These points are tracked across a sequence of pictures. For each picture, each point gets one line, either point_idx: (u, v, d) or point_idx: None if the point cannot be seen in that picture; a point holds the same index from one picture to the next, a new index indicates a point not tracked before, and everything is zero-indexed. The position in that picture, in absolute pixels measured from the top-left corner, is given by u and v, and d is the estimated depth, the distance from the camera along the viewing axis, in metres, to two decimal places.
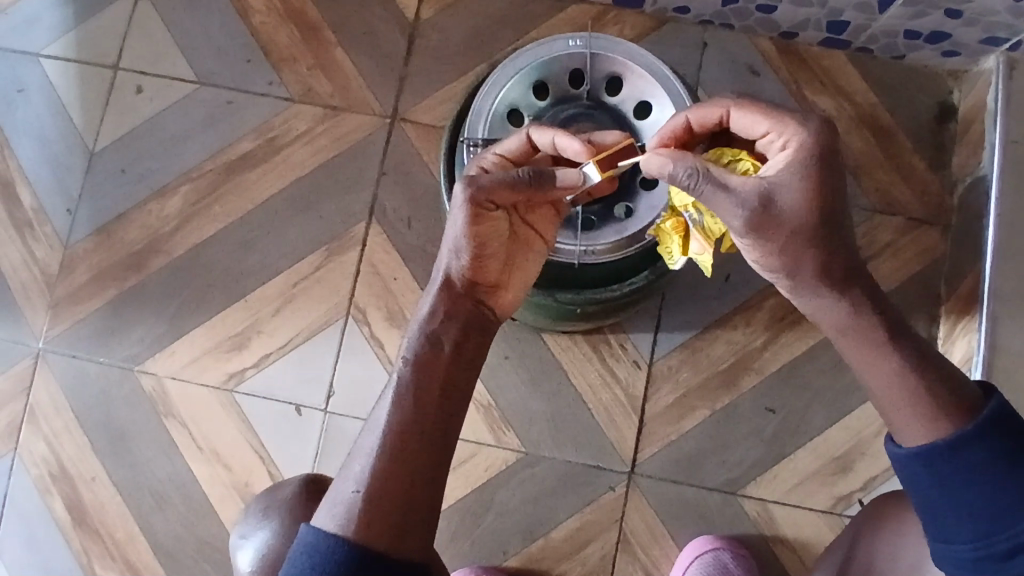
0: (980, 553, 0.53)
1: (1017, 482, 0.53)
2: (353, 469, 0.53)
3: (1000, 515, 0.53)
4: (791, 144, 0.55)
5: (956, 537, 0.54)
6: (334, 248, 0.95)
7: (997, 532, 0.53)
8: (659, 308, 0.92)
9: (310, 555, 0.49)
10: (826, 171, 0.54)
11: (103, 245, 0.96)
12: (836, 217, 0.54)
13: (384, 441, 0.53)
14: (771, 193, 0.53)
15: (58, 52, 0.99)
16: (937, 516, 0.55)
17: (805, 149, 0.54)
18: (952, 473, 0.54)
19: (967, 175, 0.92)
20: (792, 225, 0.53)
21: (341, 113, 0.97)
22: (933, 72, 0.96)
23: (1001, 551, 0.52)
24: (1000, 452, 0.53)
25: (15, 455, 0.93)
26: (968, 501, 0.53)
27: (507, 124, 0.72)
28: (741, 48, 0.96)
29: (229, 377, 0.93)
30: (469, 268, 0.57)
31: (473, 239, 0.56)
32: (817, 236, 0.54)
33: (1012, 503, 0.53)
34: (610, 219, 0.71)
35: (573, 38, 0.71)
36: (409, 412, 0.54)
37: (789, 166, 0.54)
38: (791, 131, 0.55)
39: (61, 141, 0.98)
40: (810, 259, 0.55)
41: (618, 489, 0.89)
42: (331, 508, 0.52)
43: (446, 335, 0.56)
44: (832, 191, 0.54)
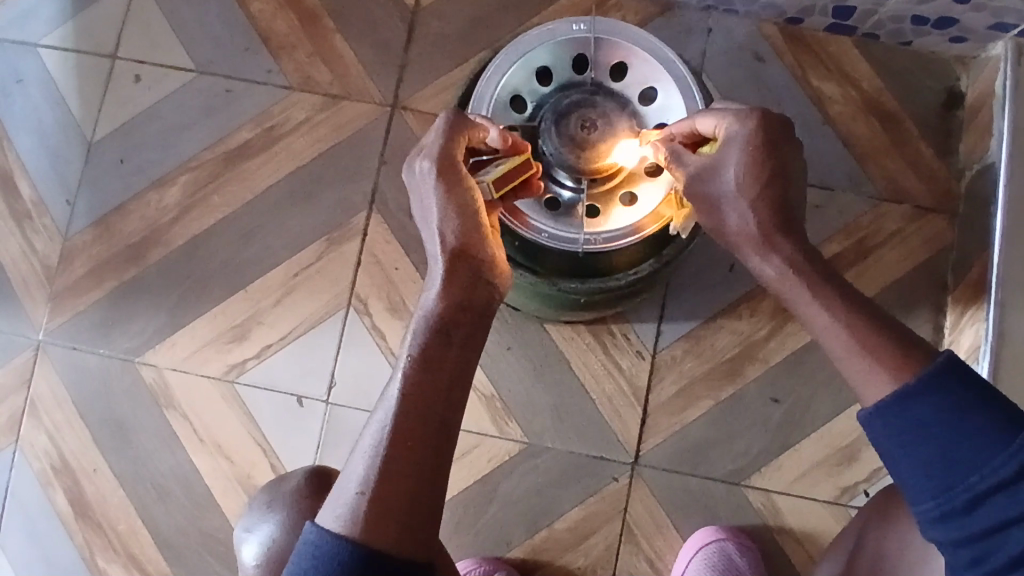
0: (944, 510, 0.51)
1: (967, 430, 0.51)
2: (355, 468, 0.52)
3: (956, 467, 0.51)
4: (727, 130, 0.61)
5: (918, 497, 0.53)
6: (334, 239, 0.94)
7: (955, 486, 0.51)
8: (663, 296, 0.91)
9: (313, 554, 0.48)
10: (759, 144, 0.60)
11: (103, 236, 0.95)
12: (781, 190, 0.61)
13: (386, 440, 0.52)
14: (711, 168, 0.62)
15: (54, 41, 0.98)
16: (900, 476, 0.54)
17: (743, 127, 0.60)
18: (903, 430, 0.53)
19: (974, 162, 0.91)
20: (727, 189, 0.61)
21: (341, 101, 0.95)
22: (940, 57, 0.94)
23: (963, 504, 0.51)
24: (948, 403, 0.52)
25: (16, 447, 0.92)
26: (923, 457, 0.52)
27: (510, 110, 0.71)
28: (745, 34, 0.95)
29: (229, 368, 0.93)
30: (465, 242, 0.57)
31: (459, 209, 0.57)
32: (762, 207, 0.61)
33: (970, 453, 0.51)
34: (615, 206, 0.70)
35: (576, 22, 0.70)
36: (412, 410, 0.53)
37: (727, 144, 0.61)
38: (730, 118, 0.61)
39: (60, 132, 0.97)
40: (761, 230, 0.61)
41: (622, 479, 0.89)
42: (335, 508, 0.51)
43: (453, 318, 0.56)
44: (771, 169, 0.60)
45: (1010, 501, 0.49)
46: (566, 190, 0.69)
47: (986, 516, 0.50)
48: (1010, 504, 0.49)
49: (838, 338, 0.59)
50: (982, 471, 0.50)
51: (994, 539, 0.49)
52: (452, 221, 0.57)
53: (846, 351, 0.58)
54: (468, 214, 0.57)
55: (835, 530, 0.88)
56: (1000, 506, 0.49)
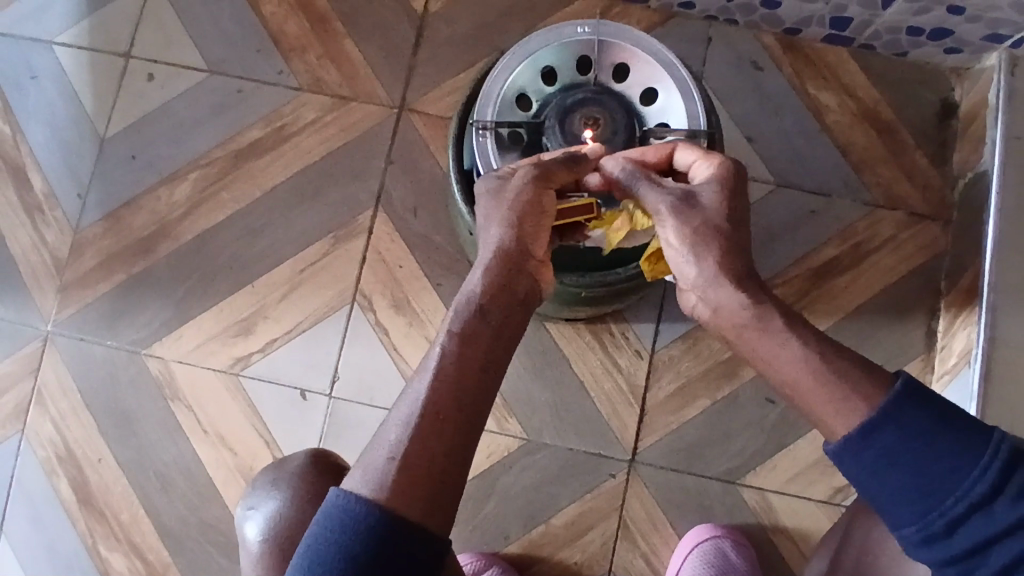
0: (927, 533, 0.51)
1: (939, 455, 0.51)
2: (383, 438, 0.54)
3: (933, 492, 0.51)
4: (703, 163, 0.61)
5: (900, 524, 0.52)
6: (341, 236, 0.96)
7: (933, 513, 0.51)
8: (662, 296, 0.93)
9: (339, 518, 0.50)
10: (735, 186, 0.59)
11: (113, 229, 0.97)
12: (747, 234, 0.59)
13: (418, 413, 0.54)
14: (692, 195, 0.59)
15: (70, 40, 1.00)
16: (877, 504, 0.53)
17: (727, 168, 0.60)
18: (874, 462, 0.52)
19: (968, 171, 0.93)
20: (708, 215, 0.58)
21: (350, 102, 0.98)
22: (935, 69, 0.97)
23: (944, 529, 0.51)
24: (914, 429, 0.52)
25: (22, 435, 0.94)
26: (898, 489, 0.52)
27: (516, 109, 0.71)
28: (745, 43, 0.97)
29: (235, 361, 0.94)
30: (515, 239, 0.60)
31: (520, 210, 0.61)
32: (733, 242, 0.57)
33: (943, 478, 0.51)
34: (616, 201, 0.69)
35: (581, 25, 0.71)
36: (445, 386, 0.55)
37: (710, 179, 0.60)
38: (709, 158, 0.61)
39: (72, 127, 0.99)
40: (729, 263, 0.57)
41: (619, 476, 0.90)
42: (361, 475, 0.53)
43: (493, 305, 0.58)
44: (739, 203, 0.59)
45: (987, 520, 0.50)
46: None
47: (967, 537, 0.50)
48: (986, 524, 0.50)
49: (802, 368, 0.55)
50: (955, 494, 0.51)
51: (978, 557, 0.50)
52: (510, 213, 0.60)
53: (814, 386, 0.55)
54: (528, 211, 0.61)
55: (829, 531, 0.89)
56: (978, 526, 0.50)
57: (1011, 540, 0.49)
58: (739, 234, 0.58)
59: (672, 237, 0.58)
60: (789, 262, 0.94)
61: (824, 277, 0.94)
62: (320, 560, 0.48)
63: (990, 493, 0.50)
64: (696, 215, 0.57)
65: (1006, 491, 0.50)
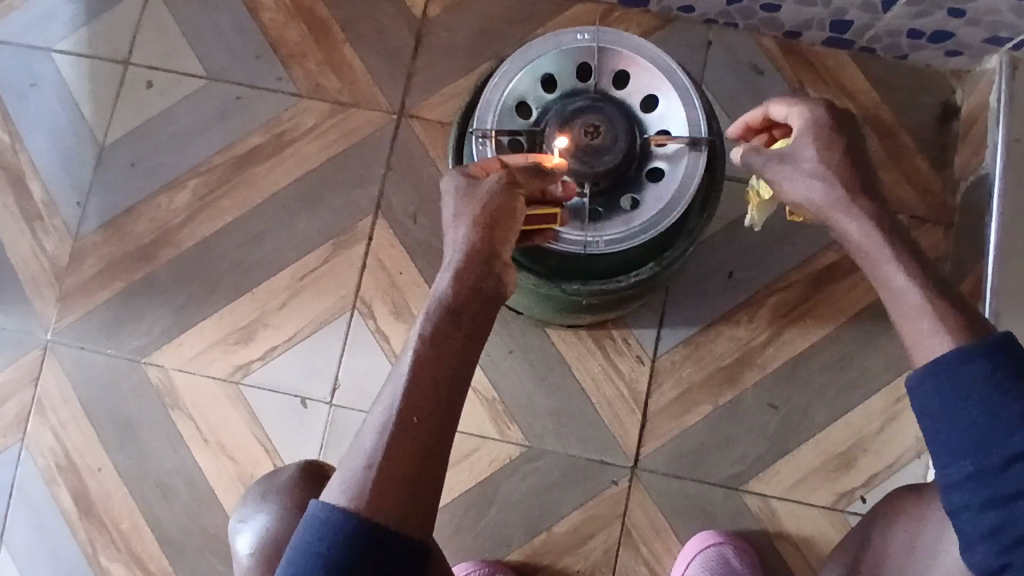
0: (977, 469, 0.51)
1: (1016, 396, 0.51)
2: (358, 447, 0.55)
3: (999, 430, 0.51)
4: (797, 115, 0.63)
5: (952, 457, 0.52)
6: (341, 243, 0.95)
7: (994, 446, 0.51)
8: (664, 301, 0.93)
9: (318, 529, 0.50)
10: (830, 129, 0.62)
11: (113, 237, 0.97)
12: (865, 173, 0.61)
13: (392, 419, 0.54)
14: (793, 155, 0.62)
15: (70, 47, 1.00)
16: (935, 435, 0.53)
17: (812, 117, 0.62)
18: (952, 390, 0.53)
19: (969, 174, 0.93)
20: (811, 168, 0.61)
21: (349, 108, 0.98)
22: (936, 72, 0.96)
23: (997, 466, 0.50)
24: (1002, 369, 0.52)
25: (22, 445, 0.93)
26: (964, 416, 0.52)
27: (515, 117, 0.71)
28: (745, 47, 0.97)
29: (235, 369, 0.94)
30: (480, 240, 0.60)
31: (486, 214, 0.60)
32: (851, 186, 0.60)
33: (1012, 415, 0.50)
34: (616, 211, 0.70)
35: (581, 32, 0.70)
36: (418, 390, 0.55)
37: (804, 133, 0.62)
38: (796, 109, 0.63)
39: (72, 135, 0.99)
40: (854, 209, 0.59)
41: (621, 483, 0.90)
42: (339, 486, 0.53)
43: (461, 305, 0.58)
44: (846, 145, 0.61)
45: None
46: None
47: (1020, 478, 0.50)
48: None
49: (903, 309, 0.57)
50: (1022, 434, 0.50)
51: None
52: (478, 215, 0.60)
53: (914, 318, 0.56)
54: (497, 213, 0.61)
55: (833, 536, 0.89)
56: None
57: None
58: (853, 176, 0.60)
59: (794, 197, 0.62)
60: (790, 266, 0.93)
61: (826, 282, 0.93)
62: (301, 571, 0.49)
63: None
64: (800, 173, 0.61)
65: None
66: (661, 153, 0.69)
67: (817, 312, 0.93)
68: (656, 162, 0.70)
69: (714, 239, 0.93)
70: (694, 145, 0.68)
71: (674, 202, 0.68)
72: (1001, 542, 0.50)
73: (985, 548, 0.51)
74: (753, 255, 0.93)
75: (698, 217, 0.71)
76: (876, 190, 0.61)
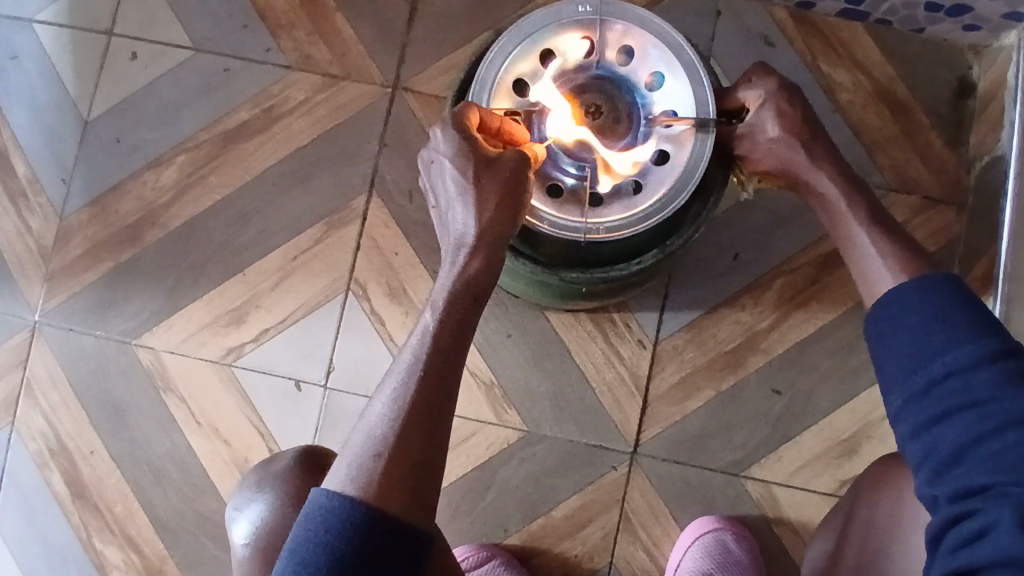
0: (908, 395, 0.55)
1: (942, 326, 0.54)
2: (364, 435, 0.56)
3: (924, 356, 0.54)
4: (755, 95, 0.68)
5: (891, 388, 0.56)
6: (334, 222, 0.93)
7: (919, 372, 0.54)
8: (666, 284, 0.90)
9: (322, 518, 0.50)
10: (789, 97, 0.68)
11: (99, 215, 0.94)
12: (820, 134, 0.68)
13: (398, 407, 0.56)
14: (757, 126, 0.68)
15: (50, 17, 0.96)
16: (882, 373, 0.58)
17: (771, 89, 0.68)
18: (889, 327, 0.58)
19: (984, 154, 0.90)
20: (775, 139, 0.67)
21: (341, 81, 0.94)
22: (953, 45, 0.93)
23: (923, 391, 0.54)
24: (934, 302, 0.56)
25: (12, 428, 0.92)
26: (897, 347, 0.56)
27: (512, 95, 0.67)
28: (755, 18, 0.93)
29: (227, 352, 0.92)
30: (492, 223, 0.58)
31: (496, 196, 0.58)
32: (815, 150, 0.67)
33: (935, 344, 0.54)
34: (618, 195, 0.66)
35: (582, 3, 0.66)
36: (426, 378, 0.56)
37: (764, 104, 0.68)
38: (751, 85, 0.69)
39: (55, 109, 0.95)
40: (814, 168, 0.67)
41: (621, 468, 0.89)
42: (343, 474, 0.54)
43: (476, 286, 0.59)
44: (803, 109, 0.68)
45: (963, 387, 0.51)
46: (569, 176, 0.66)
47: (940, 401, 0.52)
48: (961, 390, 0.51)
49: (879, 264, 0.63)
50: (942, 356, 0.53)
51: (943, 426, 0.52)
52: (500, 197, 0.58)
53: (895, 277, 0.61)
54: (517, 195, 0.59)
55: None
56: (952, 390, 0.52)
57: (980, 413, 0.50)
58: (815, 144, 0.67)
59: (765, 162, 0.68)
60: (798, 249, 0.91)
61: (833, 264, 0.90)
62: (307, 559, 0.49)
63: (974, 363, 0.51)
64: (764, 145, 0.68)
65: (996, 366, 0.51)
66: (666, 135, 0.66)
67: (824, 295, 0.90)
68: (661, 145, 0.66)
69: (719, 221, 0.91)
70: (702, 126, 0.65)
71: (680, 186, 0.65)
72: (931, 466, 0.52)
73: (924, 477, 0.53)
74: (758, 238, 0.91)
75: (704, 202, 0.68)
76: (831, 147, 0.68)
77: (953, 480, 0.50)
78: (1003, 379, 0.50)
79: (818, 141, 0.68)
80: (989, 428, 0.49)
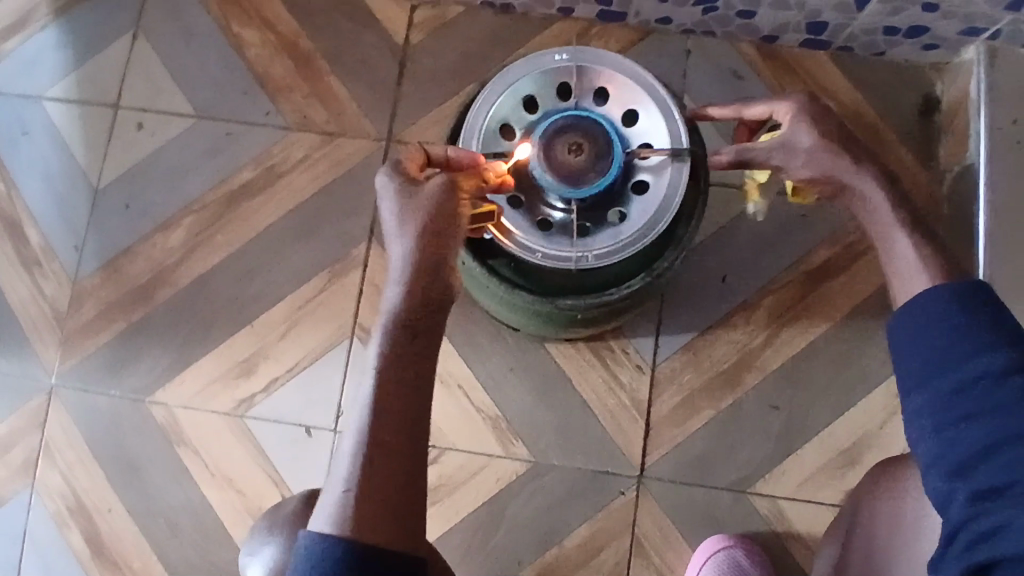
0: (934, 395, 0.54)
1: (973, 329, 0.54)
2: (337, 476, 0.57)
3: (954, 357, 0.54)
4: (783, 110, 0.67)
5: (913, 387, 0.56)
6: (337, 271, 0.96)
7: (949, 373, 0.54)
8: (660, 310, 0.94)
9: (312, 560, 0.52)
10: (820, 112, 0.66)
11: (111, 278, 0.98)
12: (860, 144, 0.66)
13: (369, 446, 0.56)
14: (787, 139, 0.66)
15: (60, 94, 1.01)
16: (904, 370, 0.57)
17: (801, 104, 0.67)
18: (917, 327, 0.56)
19: (954, 165, 0.95)
20: (806, 149, 0.65)
21: (338, 137, 0.99)
22: (915, 66, 0.98)
23: (952, 391, 0.53)
24: (964, 307, 0.55)
25: (31, 489, 0.94)
26: (926, 347, 0.55)
27: (500, 139, 0.71)
28: (725, 54, 0.98)
29: (238, 403, 0.95)
30: (419, 252, 0.60)
31: (420, 226, 0.60)
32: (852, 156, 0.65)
33: (968, 346, 0.53)
34: (605, 225, 0.70)
35: (558, 52, 0.71)
36: (395, 412, 0.58)
37: (795, 118, 0.66)
38: (779, 101, 0.68)
39: (67, 180, 1.00)
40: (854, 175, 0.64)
41: (628, 493, 0.90)
42: (326, 516, 0.55)
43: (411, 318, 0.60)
44: (839, 126, 0.66)
45: (991, 392, 0.51)
46: (557, 211, 0.69)
47: (968, 403, 0.52)
48: (992, 394, 0.51)
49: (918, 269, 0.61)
50: (974, 359, 0.53)
51: (959, 431, 0.52)
52: (423, 226, 0.60)
53: None
54: (440, 224, 0.60)
55: None
56: (982, 393, 0.52)
57: (1011, 417, 0.50)
58: None
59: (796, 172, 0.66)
60: (783, 268, 0.94)
61: (818, 281, 0.94)
62: None
63: (1005, 370, 0.51)
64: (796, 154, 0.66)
65: None
66: (645, 165, 0.70)
67: (812, 310, 0.93)
68: (641, 175, 0.70)
69: (705, 246, 0.94)
70: (677, 155, 0.69)
71: (662, 211, 0.69)
72: (951, 464, 0.52)
73: (938, 473, 0.53)
74: (744, 261, 0.94)
75: (687, 225, 0.71)
76: (871, 154, 0.66)
77: (974, 480, 0.50)
78: None
79: (858, 150, 0.65)
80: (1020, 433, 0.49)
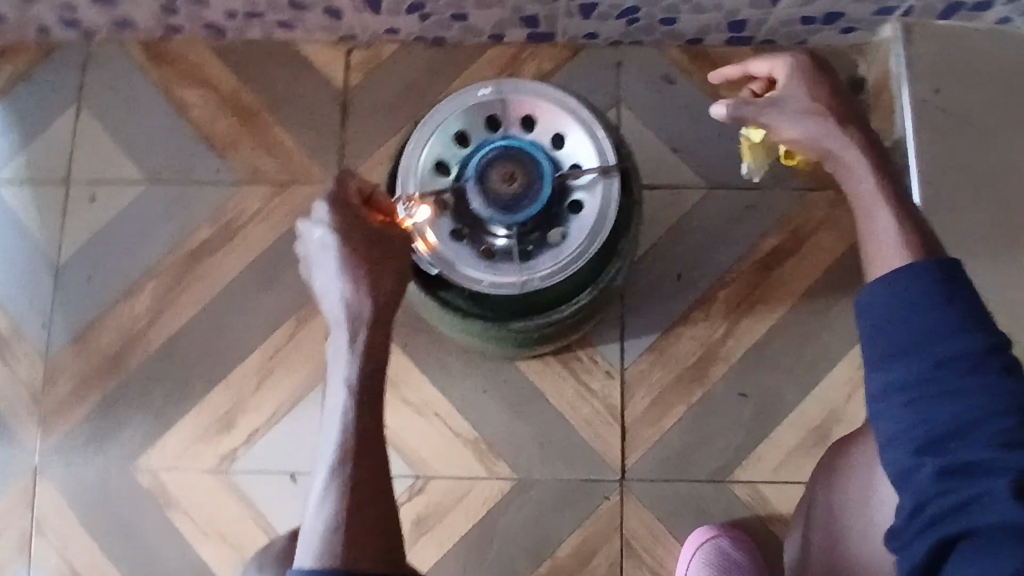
0: (912, 372, 0.54)
1: (950, 310, 0.54)
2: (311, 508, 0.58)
3: (932, 338, 0.54)
4: (782, 65, 0.70)
5: (888, 364, 0.55)
6: (304, 316, 0.98)
7: (928, 350, 0.54)
8: (622, 315, 0.96)
9: None
10: (815, 70, 0.69)
11: (83, 351, 0.99)
12: (847, 103, 0.68)
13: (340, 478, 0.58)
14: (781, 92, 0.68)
15: (11, 176, 1.02)
16: (877, 343, 0.56)
17: (799, 59, 0.70)
18: (895, 304, 0.56)
19: (885, 141, 0.98)
20: (797, 104, 0.67)
21: (290, 185, 1.01)
22: (838, 50, 1.01)
23: (931, 369, 0.53)
24: (943, 287, 0.55)
25: (28, 570, 0.94)
26: (906, 324, 0.55)
27: (436, 176, 0.73)
28: (654, 60, 1.02)
29: (222, 459, 0.96)
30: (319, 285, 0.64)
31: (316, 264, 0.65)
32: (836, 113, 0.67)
33: (947, 327, 0.54)
34: (546, 246, 0.72)
35: (483, 87, 0.74)
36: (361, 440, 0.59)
37: (791, 76, 0.69)
38: (779, 58, 0.71)
39: (27, 259, 1.01)
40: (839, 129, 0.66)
41: (613, 497, 0.92)
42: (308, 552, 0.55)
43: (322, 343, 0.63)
44: (832, 86, 0.68)
45: (966, 374, 0.52)
46: (500, 239, 0.71)
47: (944, 383, 0.53)
48: (968, 376, 0.52)
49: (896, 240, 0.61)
50: (950, 341, 0.53)
51: (935, 408, 0.53)
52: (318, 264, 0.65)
53: None
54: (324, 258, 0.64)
55: None
56: (957, 374, 0.53)
57: (988, 397, 0.52)
58: None
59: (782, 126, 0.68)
60: (735, 259, 0.97)
61: (769, 267, 0.97)
62: None
63: (980, 353, 0.53)
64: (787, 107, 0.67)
65: (997, 358, 0.53)
66: (577, 185, 0.72)
67: (767, 296, 0.96)
68: (576, 195, 0.72)
69: (658, 247, 0.97)
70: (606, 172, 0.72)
71: (599, 226, 0.71)
72: (922, 439, 0.53)
73: (906, 447, 0.54)
74: (697, 257, 0.97)
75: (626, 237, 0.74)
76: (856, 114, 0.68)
77: (948, 456, 0.52)
78: (1004, 371, 0.52)
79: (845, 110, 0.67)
80: (993, 414, 0.51)
